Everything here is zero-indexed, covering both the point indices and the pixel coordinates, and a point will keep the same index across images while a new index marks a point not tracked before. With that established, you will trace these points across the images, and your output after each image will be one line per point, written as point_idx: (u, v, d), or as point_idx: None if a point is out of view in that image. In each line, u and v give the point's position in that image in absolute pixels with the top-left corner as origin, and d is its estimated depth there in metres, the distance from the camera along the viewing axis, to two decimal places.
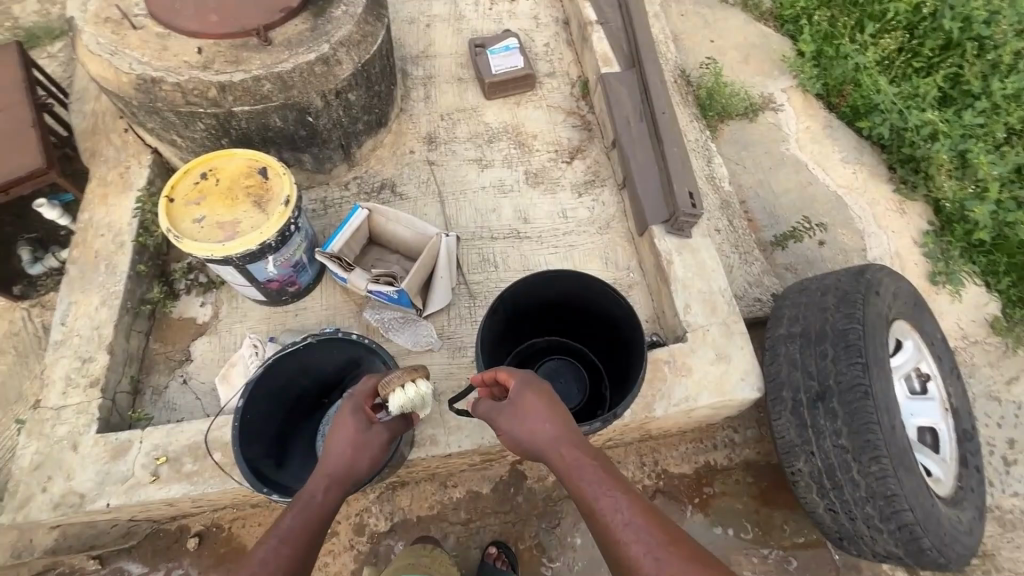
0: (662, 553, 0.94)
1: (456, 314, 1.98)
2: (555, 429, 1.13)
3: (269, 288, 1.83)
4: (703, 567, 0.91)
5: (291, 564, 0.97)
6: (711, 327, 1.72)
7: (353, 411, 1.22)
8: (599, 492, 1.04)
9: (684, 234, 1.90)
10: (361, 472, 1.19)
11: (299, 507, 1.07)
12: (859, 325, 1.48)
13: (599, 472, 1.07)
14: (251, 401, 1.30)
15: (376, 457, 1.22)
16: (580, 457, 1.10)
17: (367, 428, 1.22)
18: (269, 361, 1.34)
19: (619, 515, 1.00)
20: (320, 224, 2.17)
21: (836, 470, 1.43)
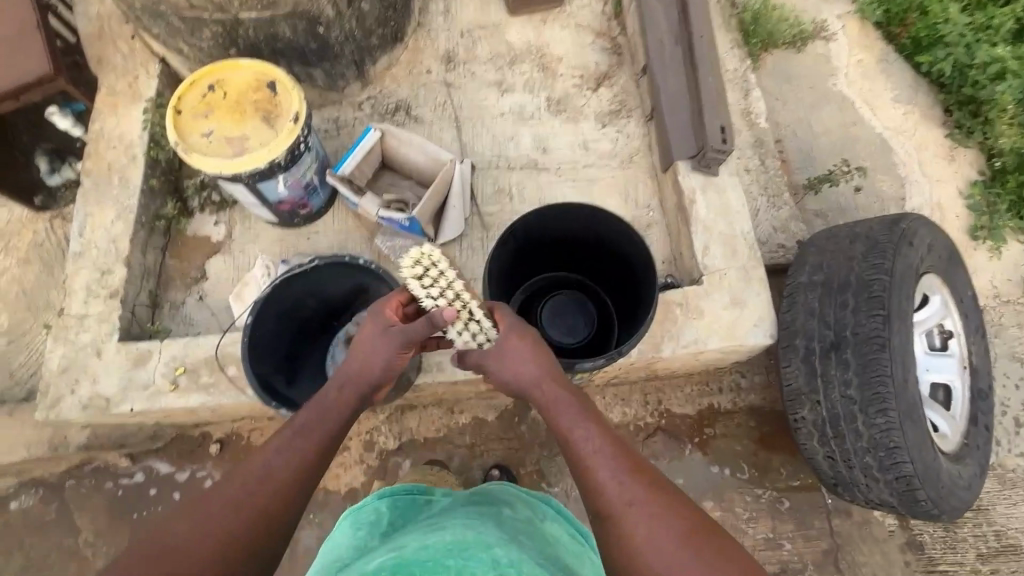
0: (627, 479, 1.00)
1: (468, 245, 1.95)
2: (537, 365, 1.15)
3: (280, 209, 1.81)
4: (661, 494, 0.99)
5: (302, 456, 1.06)
6: (729, 270, 1.66)
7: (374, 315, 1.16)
8: (574, 424, 1.09)
9: (711, 172, 1.79)
10: (381, 371, 1.15)
11: (317, 407, 1.12)
12: (886, 277, 1.41)
13: (574, 406, 1.11)
14: (260, 319, 1.33)
15: (397, 360, 1.15)
16: (559, 391, 1.13)
17: (389, 331, 1.13)
18: (278, 282, 1.34)
19: (590, 447, 1.05)
20: (333, 146, 2.11)
21: (840, 420, 1.42)
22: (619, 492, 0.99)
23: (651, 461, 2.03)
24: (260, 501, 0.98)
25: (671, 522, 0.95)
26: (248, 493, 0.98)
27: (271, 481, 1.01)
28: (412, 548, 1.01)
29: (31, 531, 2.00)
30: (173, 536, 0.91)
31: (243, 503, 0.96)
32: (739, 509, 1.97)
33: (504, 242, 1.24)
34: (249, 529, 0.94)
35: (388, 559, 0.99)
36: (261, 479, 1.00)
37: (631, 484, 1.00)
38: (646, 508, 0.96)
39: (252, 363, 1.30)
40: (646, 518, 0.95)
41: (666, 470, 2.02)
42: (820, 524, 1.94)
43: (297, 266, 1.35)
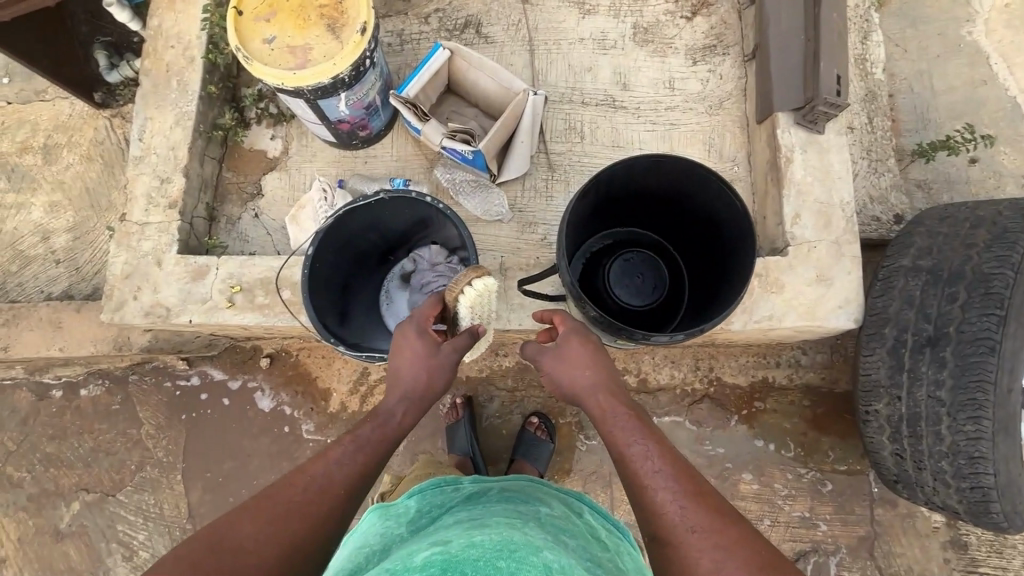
0: (689, 505, 0.91)
1: (531, 186, 1.82)
2: (595, 376, 1.11)
3: (339, 129, 1.71)
4: (724, 521, 0.89)
5: (364, 469, 1.00)
6: (819, 243, 1.51)
7: (419, 334, 1.15)
8: (630, 438, 1.01)
9: (815, 129, 1.59)
10: (440, 388, 1.15)
11: (378, 421, 1.08)
12: (1010, 272, 1.24)
13: (633, 420, 1.04)
14: (320, 251, 1.27)
15: (452, 375, 1.16)
16: (617, 406, 1.07)
17: (437, 347, 1.15)
18: (341, 212, 1.27)
19: (647, 462, 0.97)
20: (395, 62, 1.96)
21: (920, 421, 1.31)
22: (679, 516, 0.90)
23: (694, 428, 1.98)
24: (313, 517, 0.91)
25: (739, 556, 0.85)
26: (303, 505, 0.91)
27: (327, 495, 0.94)
28: (459, 544, 0.91)
29: (99, 417, 2.15)
30: (225, 540, 0.83)
31: (298, 516, 0.90)
32: (778, 485, 1.93)
33: (584, 195, 1.13)
34: (299, 547, 0.88)
35: (435, 554, 0.88)
36: (318, 492, 0.94)
37: (693, 511, 0.90)
38: (708, 537, 0.87)
39: (312, 297, 1.25)
40: (710, 548, 0.86)
41: (707, 438, 1.98)
42: (860, 511, 1.89)
43: (361, 197, 1.26)
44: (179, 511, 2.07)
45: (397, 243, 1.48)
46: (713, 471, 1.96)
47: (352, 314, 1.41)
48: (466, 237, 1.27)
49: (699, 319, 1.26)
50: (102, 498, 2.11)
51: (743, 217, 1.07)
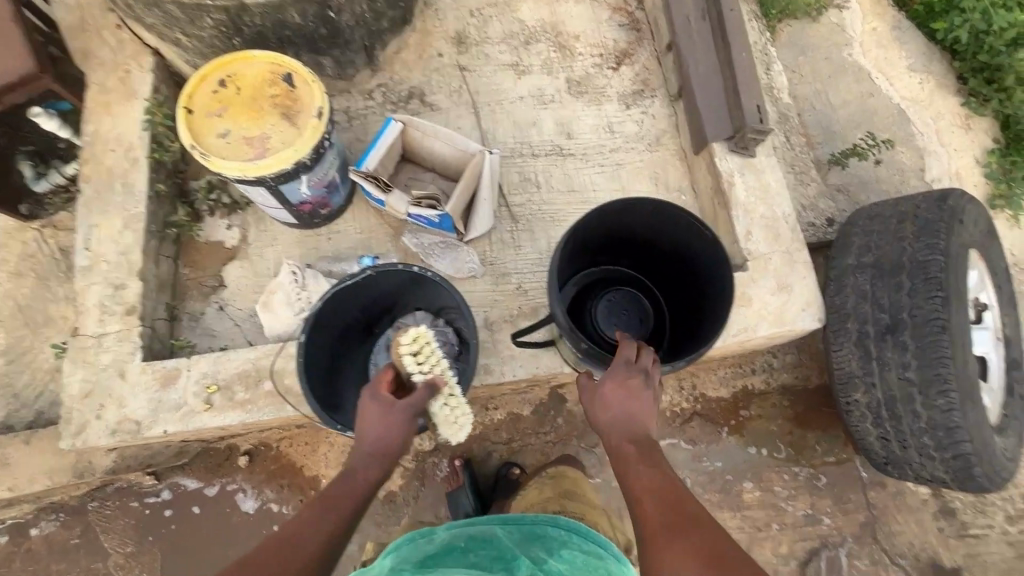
0: (684, 544, 0.92)
1: (498, 239, 1.88)
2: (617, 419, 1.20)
3: (301, 211, 1.71)
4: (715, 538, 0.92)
5: (334, 530, 1.01)
6: (773, 255, 1.64)
7: (372, 397, 1.14)
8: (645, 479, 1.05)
9: (748, 153, 1.75)
10: (400, 442, 1.13)
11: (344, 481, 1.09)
12: (941, 257, 1.40)
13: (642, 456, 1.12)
14: (310, 337, 1.25)
15: (412, 428, 1.14)
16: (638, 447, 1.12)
17: (391, 406, 1.13)
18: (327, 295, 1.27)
19: (641, 484, 1.05)
20: (346, 138, 1.99)
21: (897, 402, 1.42)
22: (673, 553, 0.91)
23: (689, 446, 2.03)
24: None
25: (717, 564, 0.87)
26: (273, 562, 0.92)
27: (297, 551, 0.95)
28: None
29: (57, 557, 1.93)
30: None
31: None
32: (777, 488, 1.99)
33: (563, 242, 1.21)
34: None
35: None
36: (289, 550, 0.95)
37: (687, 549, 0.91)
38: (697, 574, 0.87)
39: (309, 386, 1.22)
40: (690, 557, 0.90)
41: (704, 454, 2.03)
42: (856, 498, 1.98)
43: (349, 275, 1.27)
44: None
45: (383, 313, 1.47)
46: (715, 486, 2.00)
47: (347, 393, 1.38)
48: (459, 298, 1.29)
49: (684, 345, 1.32)
50: None
51: (710, 245, 1.18)
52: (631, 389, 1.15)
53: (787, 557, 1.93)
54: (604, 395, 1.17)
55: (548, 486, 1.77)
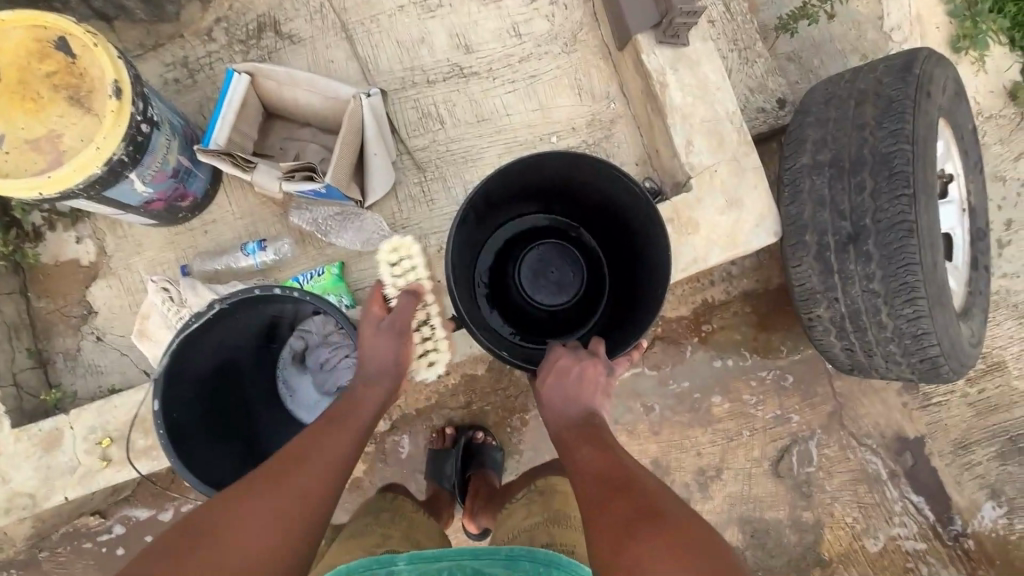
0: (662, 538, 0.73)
1: (406, 195, 1.59)
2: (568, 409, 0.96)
3: (154, 211, 1.39)
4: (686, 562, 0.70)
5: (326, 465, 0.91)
6: (719, 165, 1.41)
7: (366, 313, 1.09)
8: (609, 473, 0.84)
9: (680, 41, 1.44)
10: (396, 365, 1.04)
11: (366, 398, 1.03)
12: (907, 147, 1.20)
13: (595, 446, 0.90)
14: (169, 401, 1.05)
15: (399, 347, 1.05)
16: (586, 436, 0.92)
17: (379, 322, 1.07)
18: (174, 346, 1.04)
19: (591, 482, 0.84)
20: (193, 98, 1.59)
21: (862, 315, 1.30)
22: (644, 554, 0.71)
23: (654, 372, 1.95)
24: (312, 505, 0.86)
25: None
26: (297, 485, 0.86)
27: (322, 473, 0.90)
28: None
29: None
30: (236, 526, 0.79)
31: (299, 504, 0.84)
32: (746, 396, 1.95)
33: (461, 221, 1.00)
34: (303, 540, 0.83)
35: None
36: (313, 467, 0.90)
37: (660, 551, 0.71)
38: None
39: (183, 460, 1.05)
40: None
41: (670, 377, 1.95)
42: (823, 390, 1.96)
43: (190, 319, 1.05)
44: None
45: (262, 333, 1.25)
46: (685, 406, 1.94)
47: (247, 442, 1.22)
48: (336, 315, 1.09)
49: (624, 308, 1.17)
50: None
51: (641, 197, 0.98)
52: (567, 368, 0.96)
53: (760, 460, 1.94)
54: (545, 377, 0.97)
55: (539, 506, 1.21)
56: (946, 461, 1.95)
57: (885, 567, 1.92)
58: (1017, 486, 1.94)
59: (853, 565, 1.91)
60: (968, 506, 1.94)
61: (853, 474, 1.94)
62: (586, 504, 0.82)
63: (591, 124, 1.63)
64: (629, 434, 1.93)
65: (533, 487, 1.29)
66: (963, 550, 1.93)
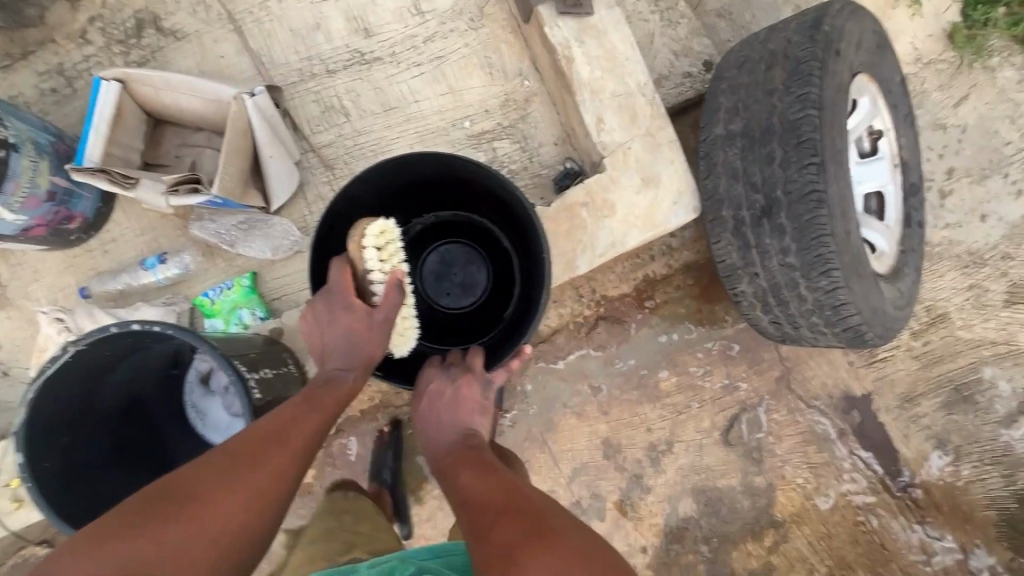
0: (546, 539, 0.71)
1: (315, 196, 1.51)
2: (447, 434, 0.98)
3: (38, 237, 1.31)
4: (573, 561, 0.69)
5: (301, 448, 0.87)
6: (632, 142, 1.34)
7: (345, 306, 0.97)
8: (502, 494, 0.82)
9: (583, 11, 1.35)
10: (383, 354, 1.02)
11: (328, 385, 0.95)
12: (814, 112, 1.14)
13: (481, 465, 0.90)
14: (38, 453, 0.97)
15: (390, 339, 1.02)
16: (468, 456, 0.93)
17: (368, 317, 0.98)
18: (33, 397, 0.97)
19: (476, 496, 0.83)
20: (75, 108, 1.48)
21: (782, 288, 1.26)
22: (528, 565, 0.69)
23: (599, 353, 1.92)
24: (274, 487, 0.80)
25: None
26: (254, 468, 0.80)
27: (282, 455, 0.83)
28: None
29: None
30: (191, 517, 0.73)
31: (257, 487, 0.79)
32: (693, 368, 1.94)
33: (328, 228, 1.05)
34: (253, 530, 0.77)
35: None
36: (273, 452, 0.83)
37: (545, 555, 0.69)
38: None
39: (59, 510, 0.97)
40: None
41: (616, 356, 1.92)
42: (770, 356, 1.95)
43: (48, 363, 0.96)
44: None
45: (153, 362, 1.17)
46: (632, 384, 1.92)
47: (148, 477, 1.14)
48: (208, 349, 1.00)
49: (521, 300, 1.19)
50: None
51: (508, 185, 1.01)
52: (437, 390, 1.03)
53: (710, 430, 1.94)
54: (420, 408, 1.03)
55: None
56: (892, 415, 1.96)
57: (837, 523, 1.95)
58: (962, 434, 1.96)
59: (806, 524, 1.94)
60: (916, 457, 1.96)
61: (802, 436, 1.95)
62: (477, 517, 0.80)
63: (505, 105, 1.54)
64: (578, 416, 1.91)
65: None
66: (911, 500, 1.96)
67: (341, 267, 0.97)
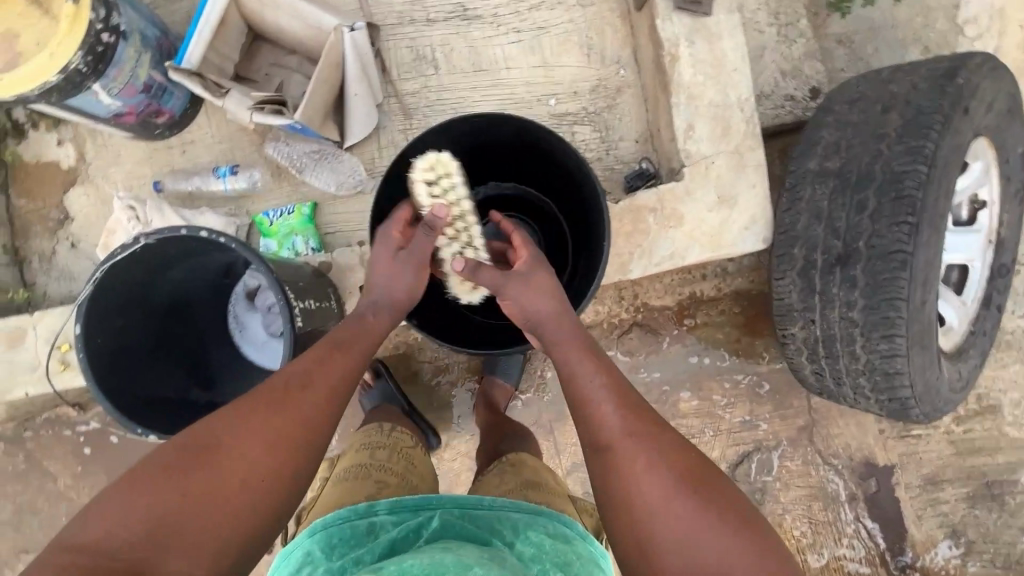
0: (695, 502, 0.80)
1: (388, 141, 1.51)
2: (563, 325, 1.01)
3: (127, 125, 1.37)
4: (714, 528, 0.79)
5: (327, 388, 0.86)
6: (718, 157, 1.29)
7: (383, 237, 1.01)
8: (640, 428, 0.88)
9: (702, 10, 1.28)
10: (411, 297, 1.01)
11: (350, 326, 0.96)
12: (923, 168, 1.07)
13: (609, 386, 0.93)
14: (94, 328, 1.02)
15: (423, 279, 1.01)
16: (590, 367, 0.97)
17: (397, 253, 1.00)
18: (101, 276, 1.01)
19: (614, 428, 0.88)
20: (182, 7, 1.51)
21: (835, 341, 1.21)
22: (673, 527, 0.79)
23: (627, 358, 1.90)
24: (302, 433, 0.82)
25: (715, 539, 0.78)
26: (281, 412, 0.82)
27: (305, 400, 0.84)
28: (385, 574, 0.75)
29: (9, 479, 2.00)
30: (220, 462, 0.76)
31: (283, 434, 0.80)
32: (717, 396, 1.90)
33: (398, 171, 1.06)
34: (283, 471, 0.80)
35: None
36: (298, 399, 0.83)
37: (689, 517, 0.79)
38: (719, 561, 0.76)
39: (102, 384, 1.01)
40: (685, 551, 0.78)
41: (642, 365, 1.90)
42: (798, 403, 1.89)
43: (119, 251, 1.01)
44: None
45: (207, 266, 1.22)
46: (652, 397, 1.90)
47: (184, 371, 1.21)
48: (262, 267, 1.04)
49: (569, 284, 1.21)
50: None
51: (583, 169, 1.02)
52: (532, 284, 1.04)
53: (718, 461, 1.91)
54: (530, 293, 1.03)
55: (511, 475, 1.30)
56: (911, 493, 1.89)
57: None
58: (980, 530, 1.87)
59: None
60: (924, 540, 1.88)
61: (810, 490, 1.90)
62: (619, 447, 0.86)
63: (595, 91, 1.50)
64: None
65: (505, 461, 1.36)
66: None
67: (403, 204, 1.03)
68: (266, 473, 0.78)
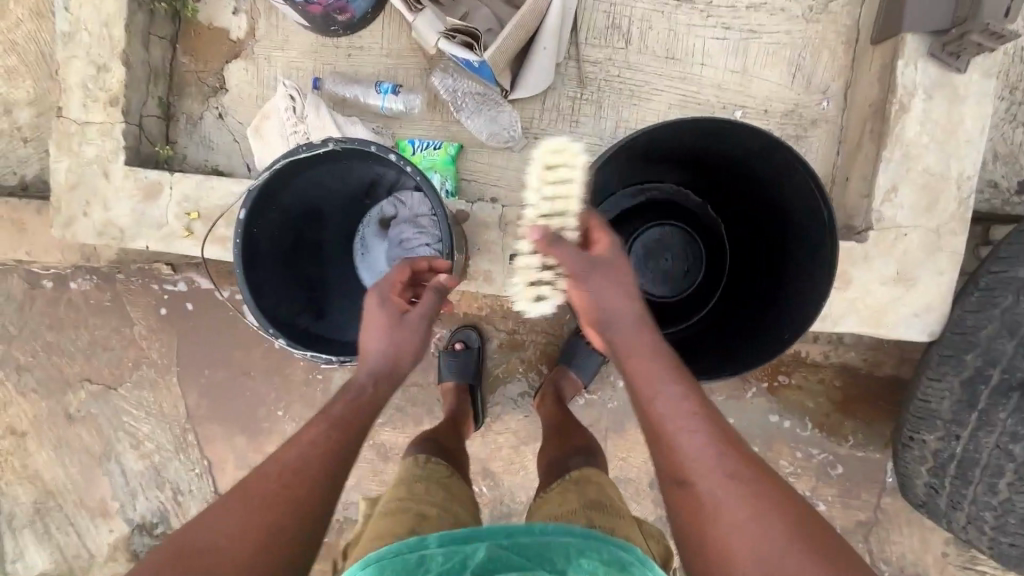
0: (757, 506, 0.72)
1: (553, 105, 1.43)
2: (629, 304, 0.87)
3: (312, 16, 1.35)
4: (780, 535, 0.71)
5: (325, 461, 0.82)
6: (912, 230, 1.16)
7: (381, 300, 1.00)
8: (735, 465, 0.76)
9: (954, 65, 1.13)
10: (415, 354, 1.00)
11: (349, 395, 0.91)
12: None
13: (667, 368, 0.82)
14: (254, 216, 1.02)
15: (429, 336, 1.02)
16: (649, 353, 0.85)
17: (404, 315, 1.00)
18: (278, 167, 1.01)
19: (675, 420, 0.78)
20: None
21: (975, 467, 1.13)
22: (745, 547, 0.70)
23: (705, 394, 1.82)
24: (302, 506, 0.77)
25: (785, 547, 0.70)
26: (277, 498, 0.76)
27: (303, 479, 0.79)
28: None
29: (93, 312, 2.10)
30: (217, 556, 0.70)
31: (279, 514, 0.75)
32: (783, 462, 1.80)
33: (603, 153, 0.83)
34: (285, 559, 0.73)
35: None
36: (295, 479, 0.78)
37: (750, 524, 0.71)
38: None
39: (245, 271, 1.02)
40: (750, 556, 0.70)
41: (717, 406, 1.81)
42: (866, 497, 1.78)
43: (304, 147, 0.98)
44: (178, 412, 2.10)
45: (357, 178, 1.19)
46: None
47: (308, 274, 1.20)
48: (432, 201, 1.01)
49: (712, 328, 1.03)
50: (104, 390, 2.13)
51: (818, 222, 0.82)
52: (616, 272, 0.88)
53: None
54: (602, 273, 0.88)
55: (575, 494, 1.21)
56: None
57: None
58: None
59: None
60: None
61: None
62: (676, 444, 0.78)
63: (787, 115, 1.37)
64: None
65: (567, 477, 1.28)
66: None
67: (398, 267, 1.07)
68: (257, 557, 0.71)
